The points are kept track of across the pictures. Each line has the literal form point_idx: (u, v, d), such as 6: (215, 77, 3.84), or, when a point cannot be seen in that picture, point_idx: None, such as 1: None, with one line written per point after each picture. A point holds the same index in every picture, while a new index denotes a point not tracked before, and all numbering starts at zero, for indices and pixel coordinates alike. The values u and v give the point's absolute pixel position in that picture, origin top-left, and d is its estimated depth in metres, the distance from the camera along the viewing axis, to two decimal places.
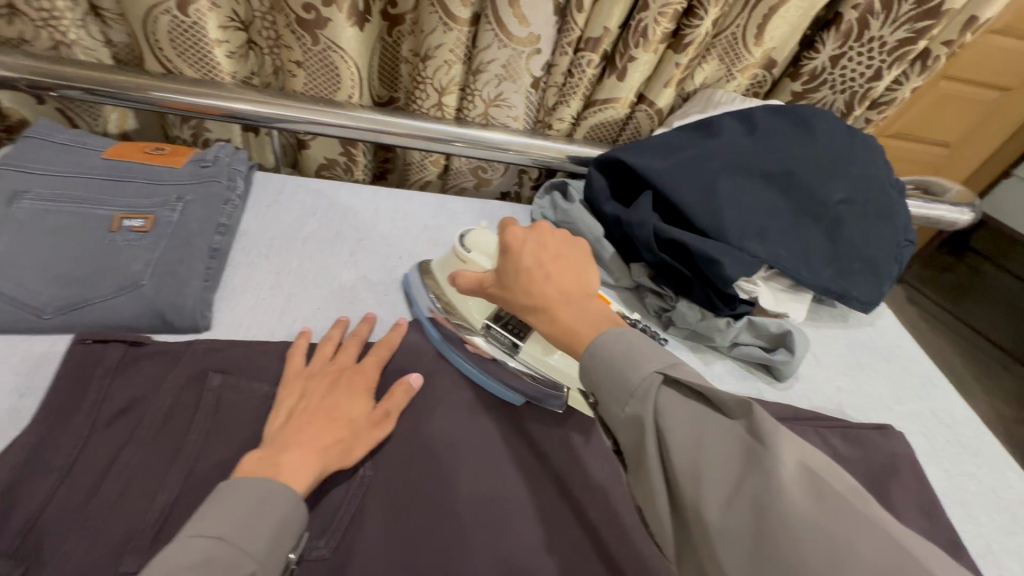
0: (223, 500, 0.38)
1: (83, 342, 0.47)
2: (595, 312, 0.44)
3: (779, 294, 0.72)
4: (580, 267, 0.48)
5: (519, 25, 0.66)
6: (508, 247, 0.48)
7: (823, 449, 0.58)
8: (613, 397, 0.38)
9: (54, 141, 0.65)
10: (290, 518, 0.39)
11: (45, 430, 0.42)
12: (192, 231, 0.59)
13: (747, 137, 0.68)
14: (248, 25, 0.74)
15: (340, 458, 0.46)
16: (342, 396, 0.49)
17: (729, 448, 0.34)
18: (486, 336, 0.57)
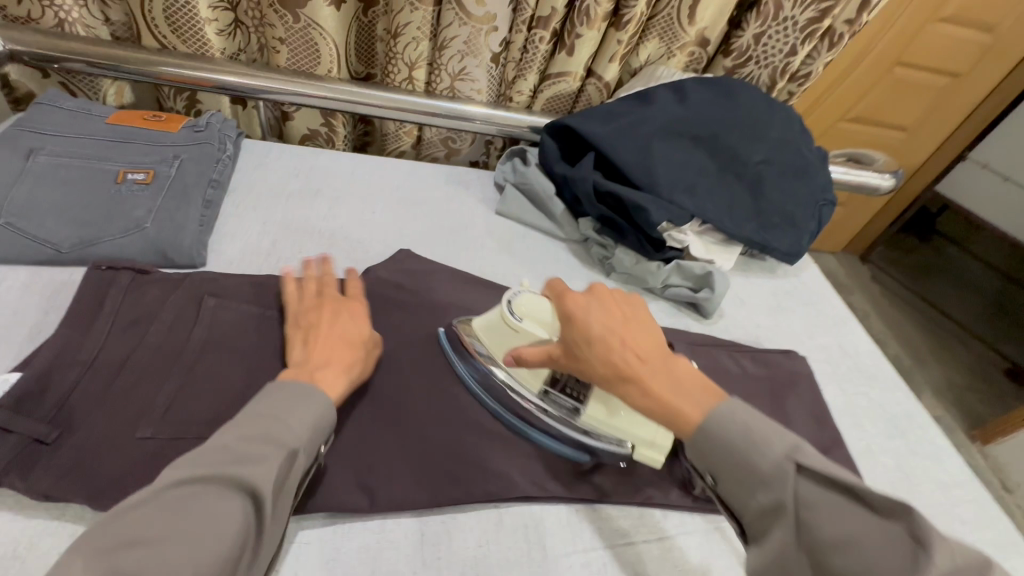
0: (270, 397, 0.44)
1: (98, 269, 0.56)
2: (679, 374, 0.46)
3: (710, 247, 0.80)
4: (648, 328, 0.49)
5: (476, 5, 0.75)
6: (573, 316, 0.48)
7: (735, 369, 0.68)
8: (740, 484, 0.41)
9: (63, 107, 0.73)
10: (323, 417, 0.45)
11: (70, 334, 0.50)
12: (188, 183, 0.68)
13: (680, 105, 0.77)
14: (236, 5, 0.82)
15: (354, 377, 0.51)
16: (344, 321, 0.54)
17: (878, 543, 0.37)
18: (544, 401, 0.55)
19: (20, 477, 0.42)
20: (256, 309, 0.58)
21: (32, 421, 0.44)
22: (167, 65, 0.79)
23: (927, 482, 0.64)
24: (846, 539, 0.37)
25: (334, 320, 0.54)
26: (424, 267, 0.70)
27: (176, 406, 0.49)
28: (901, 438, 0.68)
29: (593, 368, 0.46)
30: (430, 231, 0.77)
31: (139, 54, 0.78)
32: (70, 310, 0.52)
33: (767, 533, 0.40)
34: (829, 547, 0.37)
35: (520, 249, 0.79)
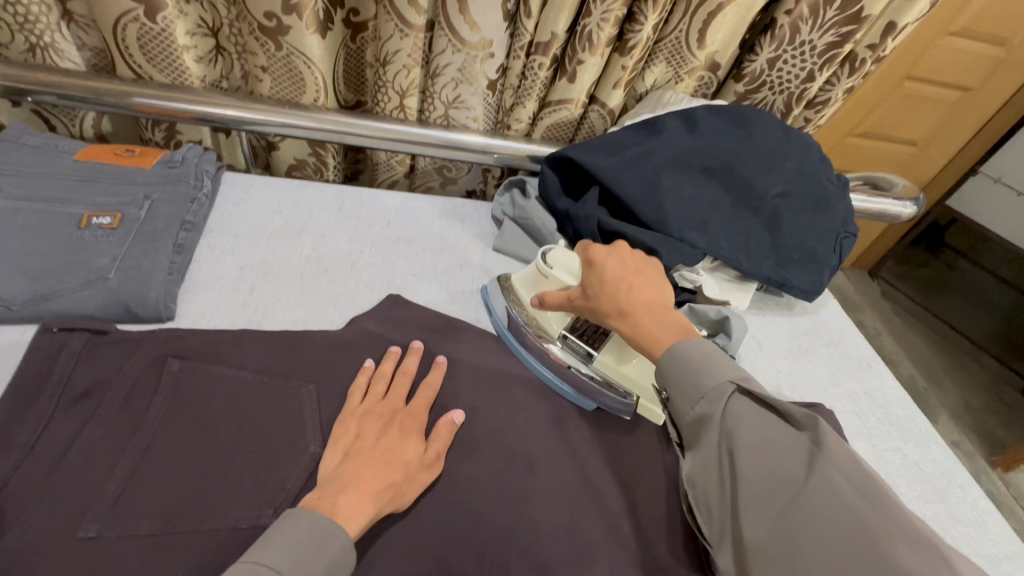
0: (285, 530, 0.39)
1: (49, 331, 0.50)
2: (671, 318, 0.52)
3: (725, 286, 0.74)
4: (657, 281, 0.56)
5: (470, 31, 0.70)
6: (593, 262, 0.56)
7: None
8: (684, 396, 0.46)
9: (26, 143, 0.68)
10: (340, 561, 0.40)
11: (12, 409, 0.45)
12: (158, 227, 0.62)
13: (690, 135, 0.71)
14: (216, 32, 0.77)
15: (392, 502, 0.46)
16: (398, 438, 0.50)
17: (794, 452, 0.42)
18: (563, 346, 0.61)
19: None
20: (226, 370, 0.53)
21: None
22: (140, 96, 0.74)
23: (972, 554, 0.57)
24: (768, 461, 0.42)
25: (385, 431, 0.50)
26: (413, 314, 0.64)
27: (128, 493, 0.43)
28: (940, 502, 0.61)
29: (601, 306, 0.54)
30: (422, 272, 0.72)
31: (111, 85, 0.73)
32: (14, 380, 0.47)
33: (704, 449, 0.46)
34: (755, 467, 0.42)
35: None
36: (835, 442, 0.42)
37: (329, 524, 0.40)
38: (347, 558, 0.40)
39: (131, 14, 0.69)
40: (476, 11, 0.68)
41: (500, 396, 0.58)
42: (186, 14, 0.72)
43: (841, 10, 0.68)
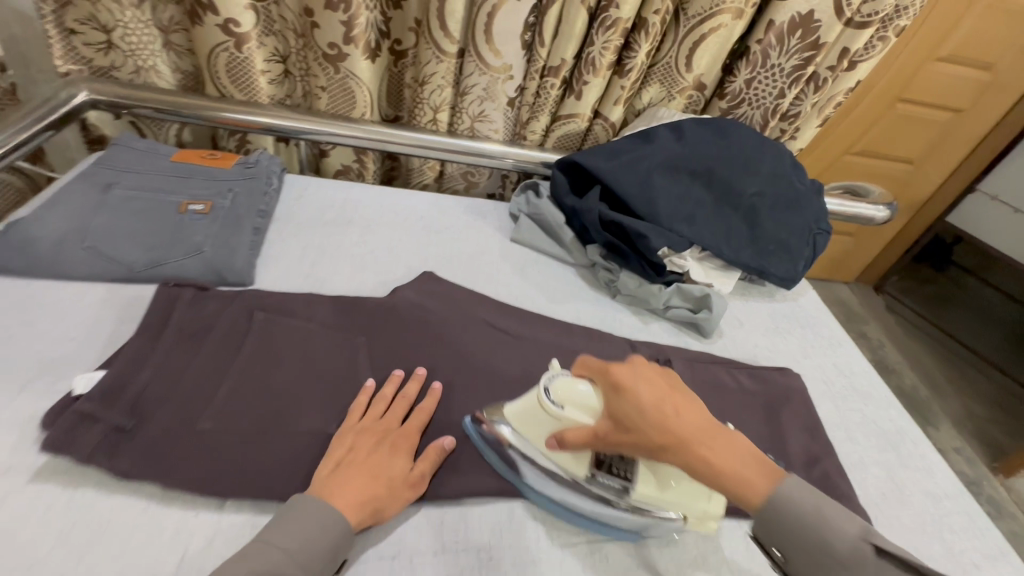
0: (291, 519, 0.47)
1: (167, 287, 0.65)
2: (733, 444, 0.48)
3: (710, 271, 0.86)
4: (689, 398, 0.51)
5: (494, 57, 0.85)
6: (622, 388, 0.50)
7: (732, 383, 0.73)
8: (804, 560, 0.45)
9: (135, 147, 0.84)
10: (344, 538, 0.47)
11: (146, 339, 0.59)
12: (241, 213, 0.77)
13: (678, 143, 0.85)
14: (285, 59, 0.94)
15: (374, 514, 0.50)
16: (386, 456, 0.54)
17: (846, 531, 0.44)
18: (593, 486, 0.54)
19: (104, 458, 0.49)
20: (298, 321, 0.66)
21: (113, 411, 0.52)
22: (222, 111, 0.89)
23: (919, 492, 0.67)
24: (837, 563, 0.43)
25: (379, 449, 0.54)
26: (445, 287, 0.77)
27: (232, 400, 0.56)
28: (893, 451, 0.71)
29: (647, 437, 0.47)
30: (451, 256, 0.85)
31: (199, 101, 0.89)
32: (144, 320, 0.61)
33: (813, 571, 0.44)
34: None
35: (532, 274, 0.86)
36: None
37: (331, 511, 0.48)
38: (346, 541, 0.48)
39: (221, 44, 0.85)
40: (500, 41, 0.83)
41: (516, 353, 0.70)
42: (265, 45, 0.90)
43: (801, 39, 0.82)
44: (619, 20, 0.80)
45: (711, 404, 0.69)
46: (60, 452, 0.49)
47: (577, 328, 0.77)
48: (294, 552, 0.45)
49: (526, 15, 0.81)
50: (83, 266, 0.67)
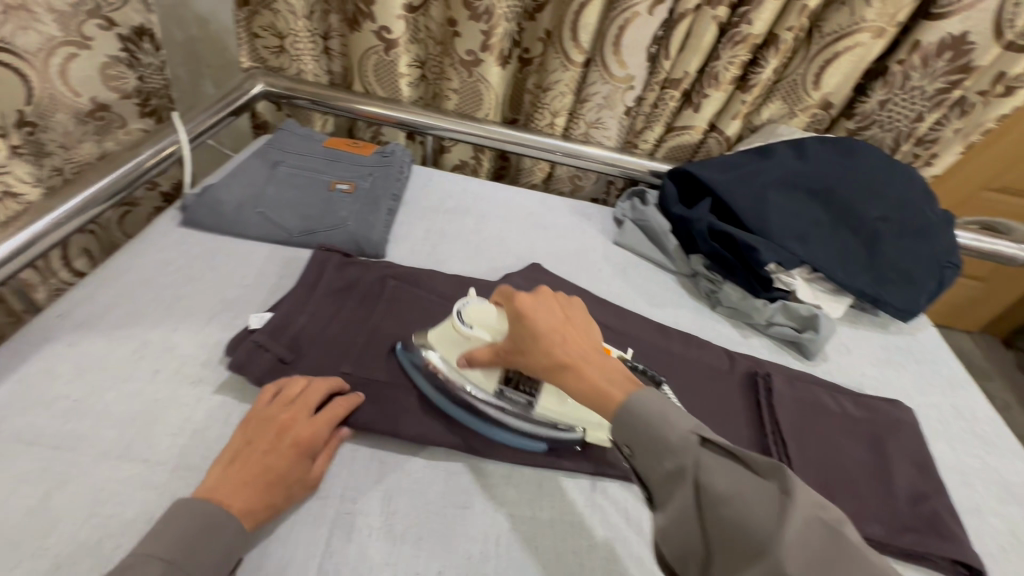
0: (175, 523, 0.45)
1: (322, 251, 0.76)
2: (613, 368, 0.52)
3: (819, 293, 0.84)
4: (584, 330, 0.57)
5: (619, 68, 0.89)
6: (525, 314, 0.55)
7: (835, 407, 0.71)
8: (648, 454, 0.45)
9: (297, 133, 0.97)
10: (228, 547, 0.46)
11: (303, 291, 0.69)
12: (379, 195, 0.87)
13: (798, 160, 0.84)
14: (424, 63, 1.04)
15: (264, 514, 0.49)
16: (287, 458, 0.51)
17: (765, 506, 0.40)
18: (500, 399, 0.60)
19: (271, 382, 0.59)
20: (424, 293, 0.74)
21: (279, 346, 0.62)
22: (366, 105, 1.01)
23: None
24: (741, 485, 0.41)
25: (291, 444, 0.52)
26: (551, 279, 0.82)
27: (370, 352, 0.65)
28: (1016, 505, 0.66)
29: (537, 357, 0.53)
30: (556, 252, 0.90)
31: (346, 96, 1.01)
32: (302, 277, 0.72)
33: (672, 494, 0.43)
34: (713, 483, 0.42)
35: (633, 276, 0.89)
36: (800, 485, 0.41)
37: (218, 520, 0.46)
38: (232, 547, 0.46)
39: (375, 48, 0.96)
40: (626, 53, 0.87)
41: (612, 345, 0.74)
42: (410, 51, 1.01)
43: (950, 62, 0.78)
44: (749, 36, 0.81)
45: (809, 423, 0.68)
46: (241, 372, 0.60)
47: (675, 333, 0.79)
48: (175, 564, 0.43)
49: (655, 30, 0.85)
50: (256, 228, 0.79)
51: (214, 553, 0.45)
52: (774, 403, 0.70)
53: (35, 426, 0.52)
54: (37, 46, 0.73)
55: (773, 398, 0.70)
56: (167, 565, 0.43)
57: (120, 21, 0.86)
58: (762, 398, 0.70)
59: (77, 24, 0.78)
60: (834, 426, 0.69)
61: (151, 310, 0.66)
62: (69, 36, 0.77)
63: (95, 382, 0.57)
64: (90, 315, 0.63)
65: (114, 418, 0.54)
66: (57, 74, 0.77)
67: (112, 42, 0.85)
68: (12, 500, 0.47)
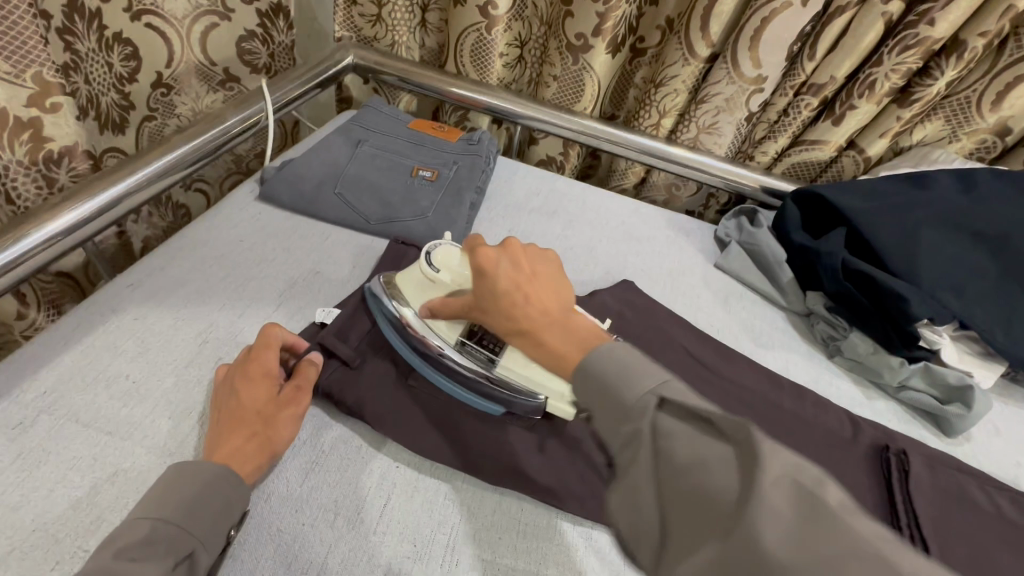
0: (167, 486, 0.40)
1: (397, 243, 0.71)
2: (576, 328, 0.43)
3: (965, 355, 0.69)
4: (556, 283, 0.47)
5: (751, 67, 0.77)
6: (483, 270, 0.47)
7: (987, 505, 0.58)
8: (606, 415, 0.37)
9: (382, 111, 0.90)
10: (232, 502, 0.42)
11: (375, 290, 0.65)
12: (463, 186, 0.80)
13: (963, 196, 0.70)
14: (523, 45, 0.96)
15: (267, 451, 0.46)
16: (275, 411, 0.47)
17: (730, 474, 0.31)
18: (460, 352, 0.55)
19: (337, 391, 0.53)
20: None
21: (345, 348, 0.56)
22: (456, 87, 0.93)
23: None
24: (703, 453, 0.33)
25: (271, 400, 0.48)
26: (644, 303, 0.72)
27: None
28: None
29: (492, 314, 0.46)
30: (649, 270, 0.81)
31: (436, 75, 0.93)
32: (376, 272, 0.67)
33: (626, 469, 0.35)
34: (672, 450, 0.33)
35: (736, 309, 0.78)
36: (783, 455, 0.31)
37: (214, 469, 0.42)
38: (239, 493, 0.42)
39: (475, 25, 0.88)
40: (764, 49, 0.75)
41: (711, 391, 0.64)
42: (511, 30, 0.92)
43: None
44: (926, 40, 0.68)
45: (956, 522, 0.56)
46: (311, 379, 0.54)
47: (788, 384, 0.67)
48: (172, 521, 0.38)
49: (804, 24, 0.72)
50: (333, 211, 0.74)
51: (215, 506, 0.41)
52: (913, 490, 0.57)
53: (92, 407, 0.49)
54: (182, 11, 0.73)
55: (912, 483, 0.57)
56: (157, 522, 0.38)
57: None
58: (896, 483, 0.58)
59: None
60: (985, 530, 0.56)
61: (219, 290, 0.61)
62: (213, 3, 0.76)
63: (156, 364, 0.53)
64: (159, 289, 0.60)
65: (170, 406, 0.50)
66: (196, 42, 0.77)
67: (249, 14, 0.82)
68: (60, 488, 0.43)
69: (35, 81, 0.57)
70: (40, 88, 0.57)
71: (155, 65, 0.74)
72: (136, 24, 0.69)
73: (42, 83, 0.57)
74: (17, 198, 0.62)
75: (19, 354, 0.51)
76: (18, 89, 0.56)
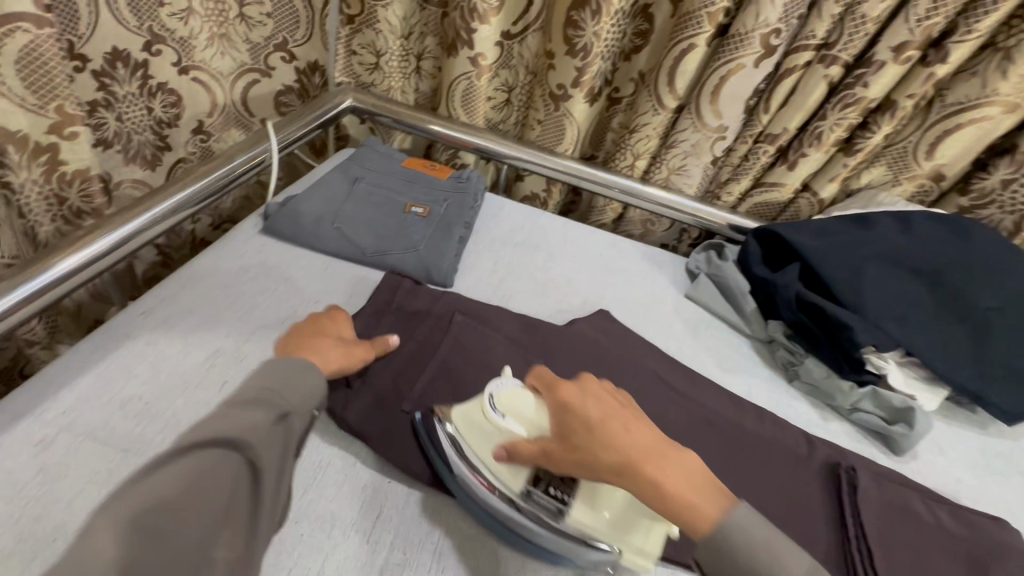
0: (270, 366, 0.48)
1: (393, 274, 0.75)
2: (683, 461, 0.43)
3: (911, 380, 0.75)
4: (633, 414, 0.47)
5: (713, 118, 0.85)
6: (573, 407, 0.47)
7: (929, 517, 0.64)
8: (714, 557, 0.40)
9: (378, 150, 0.97)
10: (313, 385, 0.49)
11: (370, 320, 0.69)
12: (452, 221, 0.86)
13: (903, 234, 0.78)
14: (510, 91, 1.04)
15: (343, 366, 0.58)
16: (355, 344, 0.61)
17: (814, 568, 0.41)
18: (526, 504, 0.51)
19: (339, 410, 0.58)
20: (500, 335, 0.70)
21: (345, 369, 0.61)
22: (447, 129, 1.01)
23: None
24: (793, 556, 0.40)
25: (348, 338, 0.62)
26: (618, 330, 0.78)
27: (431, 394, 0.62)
28: None
29: (591, 454, 0.45)
30: (624, 300, 0.87)
31: (429, 118, 1.01)
32: (374, 300, 0.71)
33: None
34: (775, 556, 0.40)
35: (704, 336, 0.84)
36: None
37: (305, 358, 0.51)
38: (321, 385, 0.49)
39: (465, 74, 0.96)
40: (724, 103, 0.83)
41: (675, 412, 0.70)
42: (498, 78, 1.01)
43: None
44: (863, 99, 0.77)
45: (898, 532, 0.61)
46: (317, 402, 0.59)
47: (749, 405, 0.73)
48: (272, 387, 0.46)
49: (758, 82, 0.81)
50: (332, 244, 0.80)
51: (304, 387, 0.48)
52: (859, 502, 0.63)
53: (108, 425, 0.53)
54: (229, 69, 0.89)
55: (858, 495, 0.63)
56: (265, 389, 0.45)
57: (300, 56, 0.98)
58: (845, 496, 0.64)
59: (264, 56, 0.93)
60: (926, 541, 0.61)
61: (225, 317, 0.66)
62: (254, 63, 0.93)
63: (166, 385, 0.58)
64: (169, 316, 0.65)
65: (180, 425, 0.54)
66: (238, 94, 0.93)
67: (290, 73, 0.98)
68: (80, 499, 0.47)
69: (56, 113, 0.62)
70: (58, 118, 0.62)
71: (198, 113, 0.88)
72: (183, 77, 0.82)
73: (61, 114, 0.62)
74: (28, 214, 0.67)
75: (40, 375, 0.55)
76: (39, 119, 0.61)
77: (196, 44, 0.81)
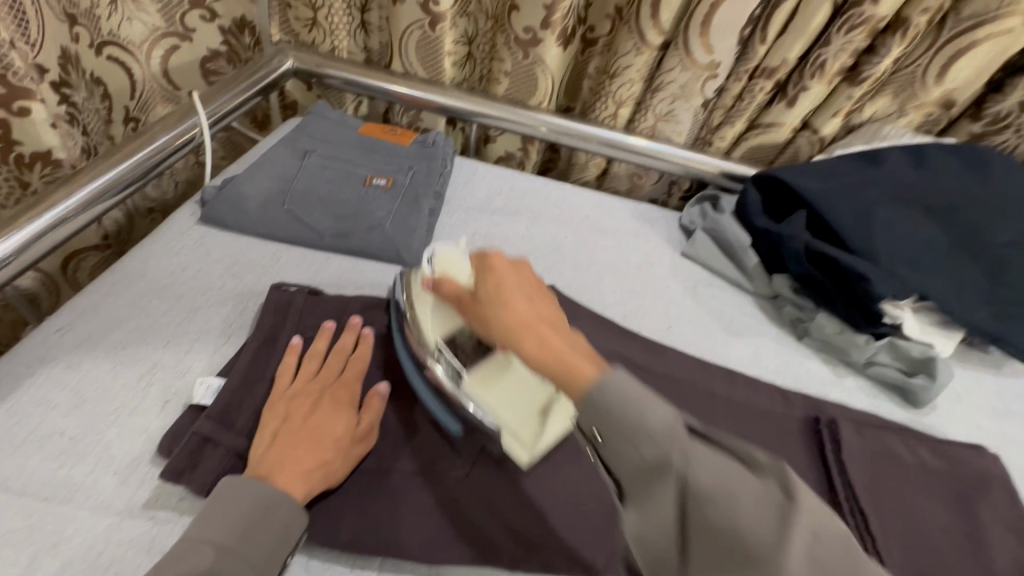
0: (228, 508, 0.41)
1: (279, 289, 0.60)
2: (559, 342, 0.38)
3: (927, 328, 0.70)
4: (542, 298, 0.43)
5: (703, 53, 0.76)
6: (493, 270, 0.44)
7: (912, 459, 0.61)
8: (621, 438, 0.33)
9: (329, 117, 0.85)
10: (289, 529, 0.42)
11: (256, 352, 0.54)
12: (419, 193, 0.76)
13: (914, 169, 0.71)
14: (472, 40, 0.92)
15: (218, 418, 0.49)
16: (328, 414, 0.49)
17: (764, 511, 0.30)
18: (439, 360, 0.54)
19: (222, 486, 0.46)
20: None
21: (233, 434, 0.48)
22: (401, 88, 0.88)
23: None
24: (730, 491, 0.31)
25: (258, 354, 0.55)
26: (566, 307, 0.70)
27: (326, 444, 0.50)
28: None
29: (495, 315, 0.41)
30: (616, 263, 0.80)
31: (383, 77, 0.88)
32: (258, 323, 0.57)
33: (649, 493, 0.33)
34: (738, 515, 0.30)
35: (705, 297, 0.78)
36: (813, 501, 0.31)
37: (275, 492, 0.43)
38: (296, 519, 0.43)
39: (419, 22, 0.84)
40: (715, 36, 0.74)
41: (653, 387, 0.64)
42: (456, 27, 0.88)
43: None
44: (871, 19, 0.69)
45: (887, 484, 0.58)
46: (178, 481, 0.45)
47: (765, 385, 0.67)
48: (227, 547, 0.40)
49: (753, 7, 0.72)
50: (282, 230, 0.70)
51: (269, 541, 0.41)
52: (845, 460, 0.59)
53: (24, 472, 0.45)
54: (140, 37, 0.79)
55: (843, 453, 0.59)
56: (219, 549, 0.39)
57: (221, 12, 0.85)
58: (829, 457, 0.60)
59: (181, 15, 0.81)
60: (911, 483, 0.59)
61: (160, 326, 0.57)
62: (173, 28, 0.81)
63: (94, 417, 0.49)
64: (92, 330, 0.55)
65: (115, 461, 0.46)
66: (158, 67, 0.83)
67: (213, 34, 0.86)
68: None
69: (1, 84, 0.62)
70: (7, 92, 0.62)
71: (120, 98, 0.82)
72: (98, 57, 0.77)
73: (8, 87, 0.62)
74: None
75: None
76: None
77: (103, 12, 0.74)
